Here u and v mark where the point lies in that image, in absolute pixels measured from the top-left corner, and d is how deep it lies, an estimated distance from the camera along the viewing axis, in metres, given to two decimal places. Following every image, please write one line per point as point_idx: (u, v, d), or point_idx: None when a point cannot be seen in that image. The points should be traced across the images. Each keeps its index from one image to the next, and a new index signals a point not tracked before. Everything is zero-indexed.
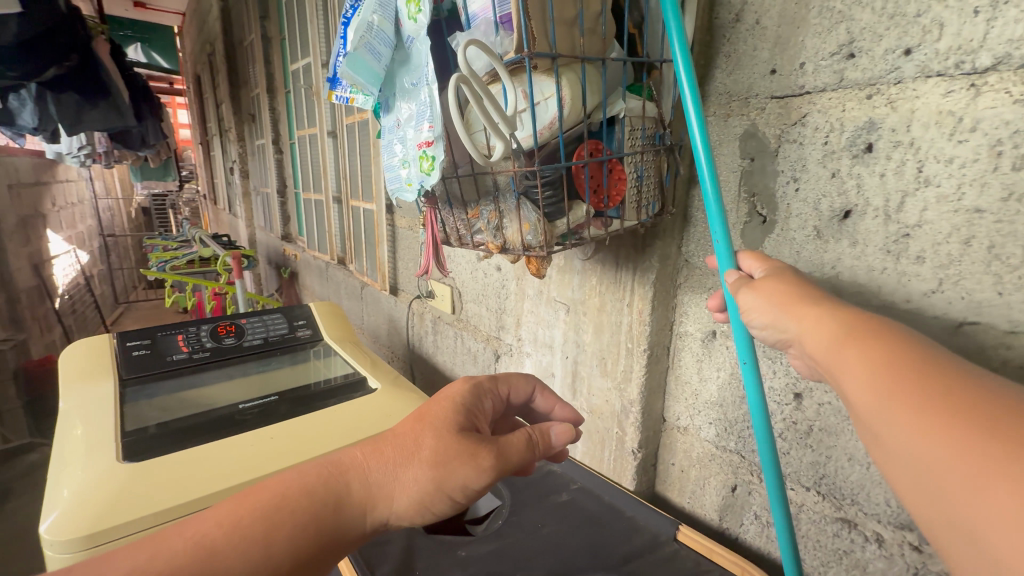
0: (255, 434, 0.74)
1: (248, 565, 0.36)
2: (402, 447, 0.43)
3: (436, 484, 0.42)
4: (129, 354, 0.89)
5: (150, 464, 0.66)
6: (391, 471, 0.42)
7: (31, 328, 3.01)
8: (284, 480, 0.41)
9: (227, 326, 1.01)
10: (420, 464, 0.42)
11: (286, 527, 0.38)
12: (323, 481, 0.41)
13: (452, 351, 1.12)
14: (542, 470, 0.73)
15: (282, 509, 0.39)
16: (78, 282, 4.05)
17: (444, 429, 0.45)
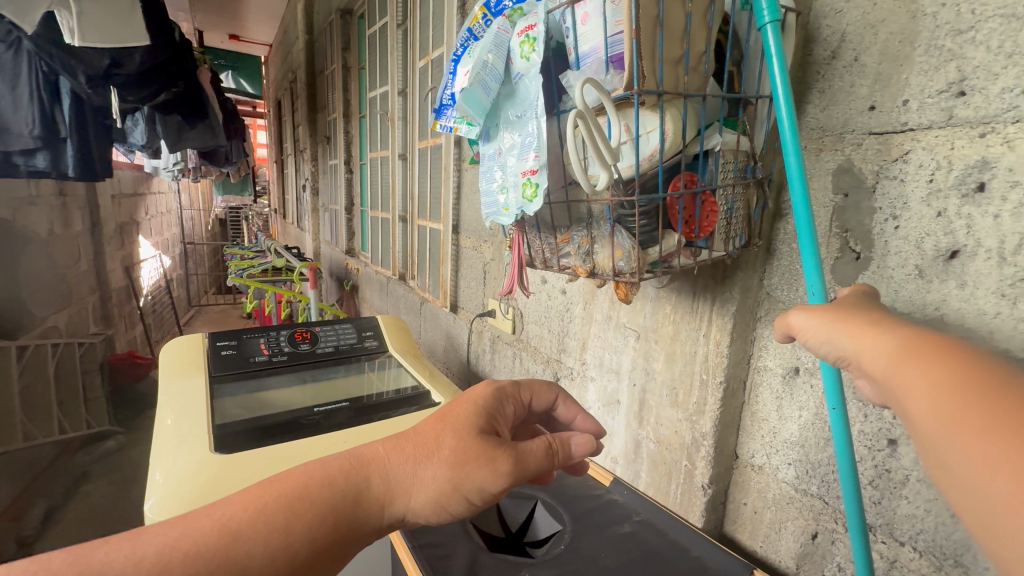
0: (330, 438, 0.79)
1: (267, 552, 0.37)
2: (423, 443, 0.45)
3: (453, 484, 0.43)
4: (218, 352, 0.97)
5: (239, 456, 0.70)
6: (411, 468, 0.44)
7: (118, 324, 3.30)
8: (307, 470, 0.42)
9: (303, 332, 1.08)
10: (439, 463, 0.43)
11: (304, 517, 0.39)
12: (342, 474, 0.42)
13: (510, 371, 1.14)
14: (603, 499, 0.72)
15: (302, 497, 0.40)
16: (160, 284, 4.41)
17: (464, 431, 0.46)
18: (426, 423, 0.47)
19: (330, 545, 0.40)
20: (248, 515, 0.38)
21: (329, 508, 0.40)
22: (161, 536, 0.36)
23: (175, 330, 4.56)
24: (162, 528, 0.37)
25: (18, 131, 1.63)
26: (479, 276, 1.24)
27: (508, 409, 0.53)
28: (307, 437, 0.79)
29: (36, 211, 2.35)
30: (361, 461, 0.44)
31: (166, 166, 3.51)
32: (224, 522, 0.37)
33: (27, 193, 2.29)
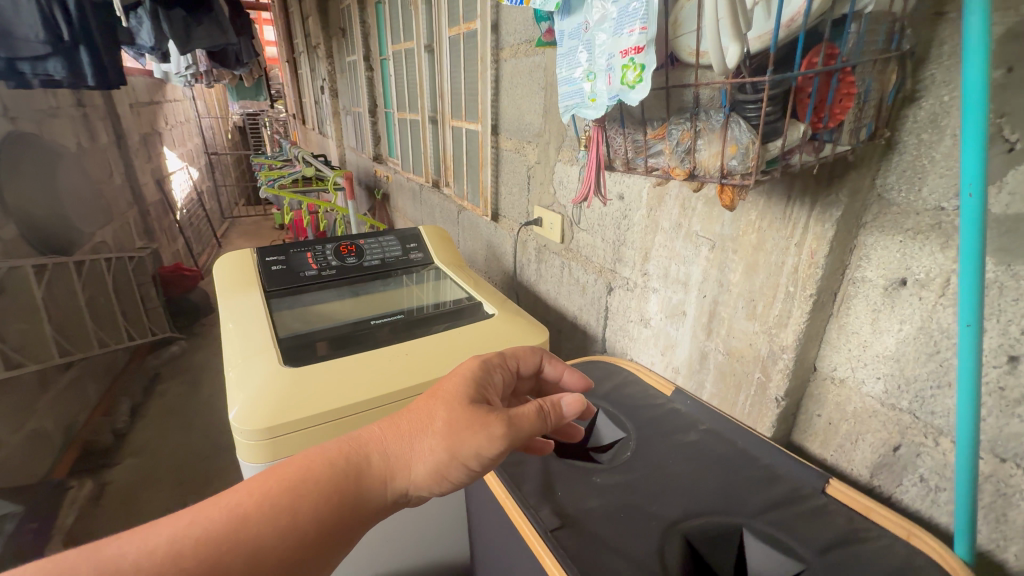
0: (393, 348, 0.79)
1: (275, 532, 0.38)
2: (417, 419, 0.46)
3: (445, 454, 0.43)
4: (268, 268, 0.96)
5: (307, 369, 0.72)
6: (408, 443, 0.45)
7: (161, 238, 3.40)
8: (310, 455, 0.44)
9: (348, 245, 1.06)
10: (433, 435, 0.44)
11: (309, 496, 0.40)
12: (337, 455, 0.43)
13: (558, 281, 1.11)
14: (665, 408, 0.72)
15: (303, 478, 0.41)
16: (192, 197, 4.46)
17: (456, 402, 0.46)
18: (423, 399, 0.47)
19: (340, 523, 0.41)
20: (252, 500, 0.39)
21: (332, 486, 0.42)
22: (170, 524, 0.37)
23: (214, 242, 4.70)
24: (171, 519, 0.38)
25: (24, 35, 1.51)
26: (521, 183, 1.16)
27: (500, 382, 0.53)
28: (368, 349, 0.79)
29: (58, 124, 2.30)
30: (358, 440, 0.45)
31: (178, 70, 3.33)
32: (234, 508, 0.39)
33: (47, 104, 2.23)
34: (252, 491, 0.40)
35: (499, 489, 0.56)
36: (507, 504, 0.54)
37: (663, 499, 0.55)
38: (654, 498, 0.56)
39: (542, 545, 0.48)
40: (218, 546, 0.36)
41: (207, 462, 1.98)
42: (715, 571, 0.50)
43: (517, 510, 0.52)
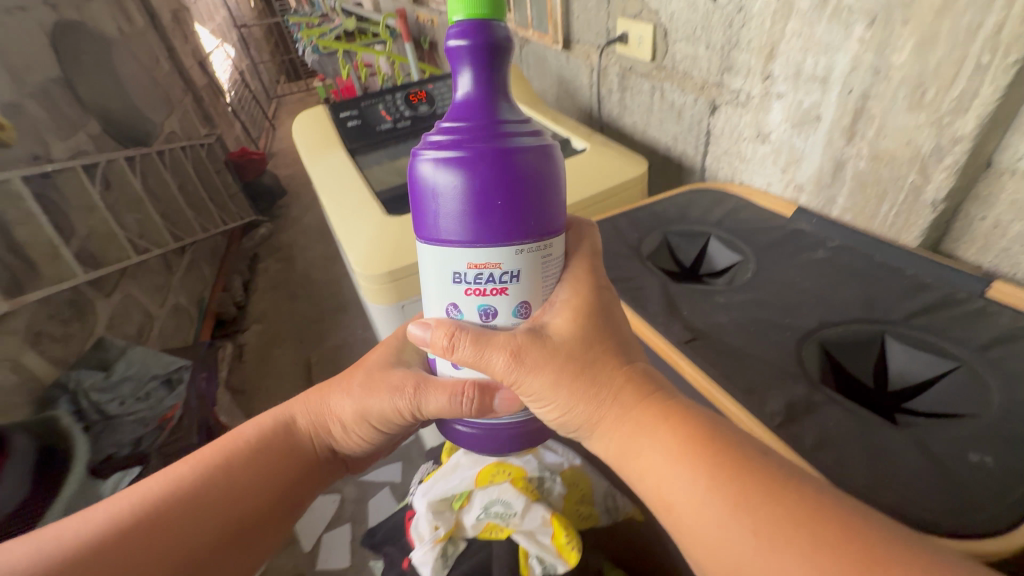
0: None
1: (222, 490, 0.50)
2: (336, 384, 0.58)
3: (364, 412, 0.54)
4: (346, 126, 0.93)
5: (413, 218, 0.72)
6: (325, 405, 0.57)
7: (220, 124, 3.44)
8: (245, 433, 0.55)
9: (417, 93, 1.00)
10: (348, 396, 0.55)
11: (242, 464, 0.52)
12: (271, 428, 0.56)
13: (647, 109, 1.00)
14: (786, 230, 0.67)
15: (238, 453, 0.53)
16: (236, 79, 4.36)
17: (371, 368, 0.56)
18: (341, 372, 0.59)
19: (271, 477, 0.54)
20: (194, 472, 0.50)
21: (268, 455, 0.55)
22: (121, 503, 0.46)
23: (267, 125, 4.70)
24: (118, 498, 0.47)
25: None
26: None
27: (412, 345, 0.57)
28: None
29: (94, 6, 2.21)
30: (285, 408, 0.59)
31: None
32: (185, 481, 0.49)
33: None
34: (188, 466, 0.51)
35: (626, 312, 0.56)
36: (637, 325, 0.54)
37: (796, 312, 0.54)
38: (786, 313, 0.54)
39: (677, 355, 0.49)
40: (167, 509, 0.47)
41: (318, 325, 2.24)
42: (856, 376, 0.50)
43: (650, 329, 0.53)
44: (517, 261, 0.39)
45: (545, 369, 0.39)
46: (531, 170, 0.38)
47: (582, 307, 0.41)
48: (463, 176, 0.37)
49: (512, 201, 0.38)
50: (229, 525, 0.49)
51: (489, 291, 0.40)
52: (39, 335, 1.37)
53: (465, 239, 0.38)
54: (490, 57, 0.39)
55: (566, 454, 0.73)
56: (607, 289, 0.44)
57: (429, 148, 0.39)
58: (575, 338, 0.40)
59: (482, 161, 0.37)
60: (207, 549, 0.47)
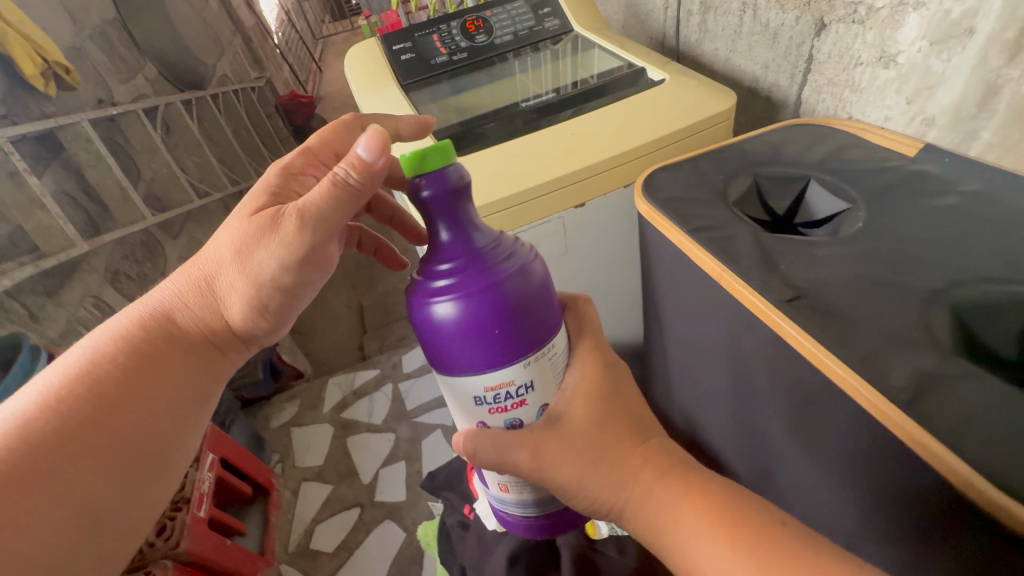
0: (557, 129, 0.70)
1: (97, 388, 0.45)
2: (211, 251, 0.49)
3: (255, 271, 0.47)
4: (399, 59, 0.87)
5: (474, 159, 0.67)
6: (209, 277, 0.49)
7: (269, 67, 3.43)
8: (118, 328, 0.49)
9: (474, 21, 0.91)
10: (227, 254, 0.47)
11: (120, 359, 0.47)
12: (140, 329, 0.49)
13: (734, 32, 0.87)
14: (907, 171, 0.57)
15: (104, 362, 0.46)
16: (283, 19, 4.29)
17: (243, 215, 0.47)
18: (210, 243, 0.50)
19: (157, 372, 0.48)
20: (62, 384, 0.45)
21: (144, 357, 0.48)
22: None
23: (315, 67, 4.66)
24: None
25: None
26: None
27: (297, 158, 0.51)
28: (527, 133, 0.72)
29: None
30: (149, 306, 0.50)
31: None
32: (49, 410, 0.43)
33: None
34: (43, 388, 0.44)
35: (712, 263, 0.50)
36: (725, 278, 0.48)
37: (918, 269, 0.46)
38: (905, 269, 0.46)
39: (780, 315, 0.44)
40: (39, 439, 0.42)
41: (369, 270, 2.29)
42: (993, 347, 0.41)
43: (741, 283, 0.47)
44: (528, 373, 0.48)
45: (568, 465, 0.49)
46: (516, 293, 0.46)
47: (596, 392, 0.52)
48: (462, 309, 0.45)
49: (507, 325, 0.46)
50: (121, 419, 0.45)
51: (511, 406, 0.49)
52: (117, 274, 1.46)
53: (479, 364, 0.46)
54: (456, 213, 0.46)
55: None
56: (612, 373, 0.54)
57: (429, 288, 0.46)
58: (590, 423, 0.50)
59: (478, 301, 0.45)
60: (108, 456, 0.44)
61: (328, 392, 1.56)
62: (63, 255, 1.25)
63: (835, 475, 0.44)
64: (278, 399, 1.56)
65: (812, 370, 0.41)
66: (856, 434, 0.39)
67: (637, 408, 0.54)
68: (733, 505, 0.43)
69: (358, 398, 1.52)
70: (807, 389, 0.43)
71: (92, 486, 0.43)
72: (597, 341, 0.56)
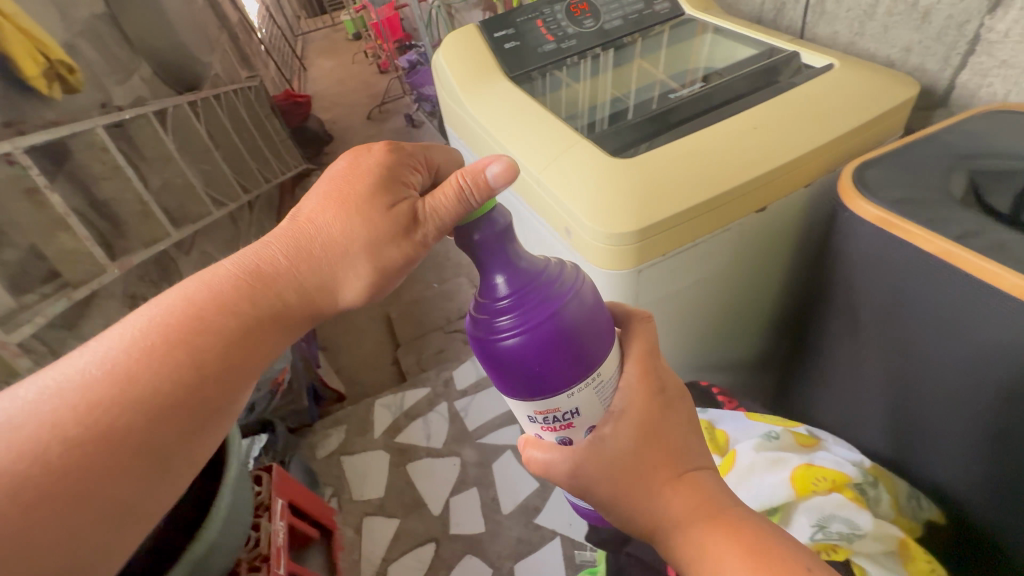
0: (733, 121, 0.60)
1: (177, 375, 0.38)
2: (334, 235, 0.45)
3: (365, 262, 0.44)
4: (502, 48, 0.78)
5: (646, 158, 0.58)
6: (329, 266, 0.45)
7: (257, 64, 3.24)
8: (203, 296, 0.41)
9: (579, 5, 0.82)
10: (354, 250, 0.44)
11: (212, 343, 0.40)
12: (235, 305, 0.42)
13: (866, 12, 0.81)
14: None
15: (192, 341, 0.39)
16: (263, 14, 4.07)
17: (365, 211, 0.44)
18: (313, 220, 0.45)
19: (246, 336, 0.41)
20: (149, 369, 0.38)
21: (239, 319, 0.42)
22: (60, 408, 0.35)
23: (298, 65, 4.45)
24: (57, 397, 0.36)
25: None
26: None
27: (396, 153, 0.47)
28: (693, 126, 0.62)
29: None
30: (242, 258, 0.44)
31: None
32: (139, 358, 0.38)
33: None
34: (107, 364, 0.37)
35: (1015, 278, 0.43)
36: None
37: None
38: None
39: None
40: (123, 394, 0.36)
41: None
42: None
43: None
44: (575, 400, 0.45)
45: (595, 482, 0.45)
46: (583, 319, 0.43)
47: (642, 421, 0.45)
48: (527, 341, 0.42)
49: (570, 351, 0.43)
50: (205, 414, 0.39)
51: (559, 426, 0.47)
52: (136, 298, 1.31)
53: (538, 393, 0.45)
54: (510, 250, 0.43)
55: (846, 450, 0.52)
56: (662, 400, 0.47)
57: (488, 319, 0.44)
58: (628, 451, 0.44)
59: (542, 341, 0.42)
60: (183, 425, 0.38)
61: (377, 414, 1.45)
62: (92, 284, 1.15)
63: None
64: (322, 425, 1.44)
65: None
66: None
67: (691, 436, 0.47)
68: (770, 548, 0.39)
69: (411, 420, 1.42)
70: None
71: (158, 454, 0.37)
72: (652, 365, 0.49)
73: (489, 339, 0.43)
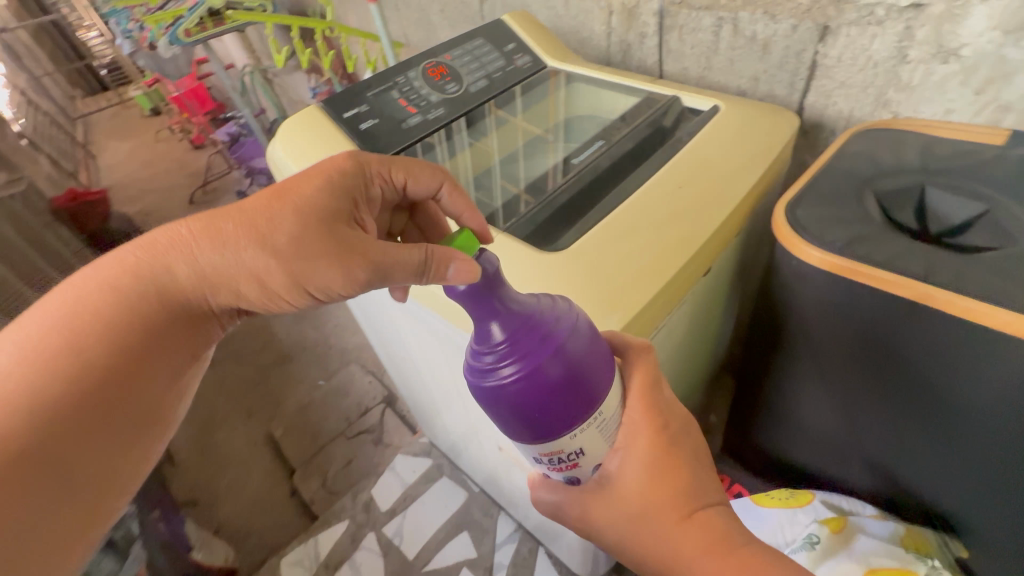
0: (655, 186, 0.55)
1: (53, 386, 0.41)
2: (245, 225, 0.43)
3: (299, 279, 0.41)
4: (359, 130, 0.64)
5: (583, 251, 0.49)
6: (234, 258, 0.43)
7: (19, 163, 2.57)
8: (90, 290, 0.44)
9: (435, 67, 0.72)
10: (267, 251, 0.42)
11: (92, 343, 0.43)
12: (132, 293, 0.44)
13: (708, 48, 0.83)
14: (1011, 159, 0.56)
15: (71, 346, 0.42)
16: (18, 100, 3.29)
17: (308, 218, 0.42)
18: (233, 210, 0.44)
19: (158, 335, 0.46)
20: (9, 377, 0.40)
21: (136, 316, 0.44)
22: None
23: (79, 154, 3.67)
24: None
25: None
26: None
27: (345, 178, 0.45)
28: (614, 198, 0.55)
29: None
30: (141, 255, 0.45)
31: None
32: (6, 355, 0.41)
33: None
34: None
35: (1008, 313, 0.40)
36: (940, 297, 0.43)
37: None
38: None
39: None
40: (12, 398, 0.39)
41: (261, 386, 1.79)
42: None
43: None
44: (578, 441, 0.39)
45: (605, 518, 0.45)
46: (588, 355, 0.38)
47: (648, 466, 0.42)
48: (526, 386, 0.37)
49: (575, 397, 0.38)
50: (82, 416, 0.41)
51: (564, 467, 0.42)
52: None
53: (538, 438, 0.39)
54: (495, 294, 0.37)
55: (855, 504, 0.62)
56: (668, 440, 0.43)
57: (490, 368, 0.38)
58: (634, 496, 0.43)
59: (556, 387, 0.36)
60: (111, 406, 0.43)
61: None
62: None
63: None
64: None
65: None
66: None
67: (697, 471, 0.44)
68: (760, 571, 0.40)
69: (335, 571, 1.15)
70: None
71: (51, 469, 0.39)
72: (656, 401, 0.43)
73: (491, 373, 0.37)
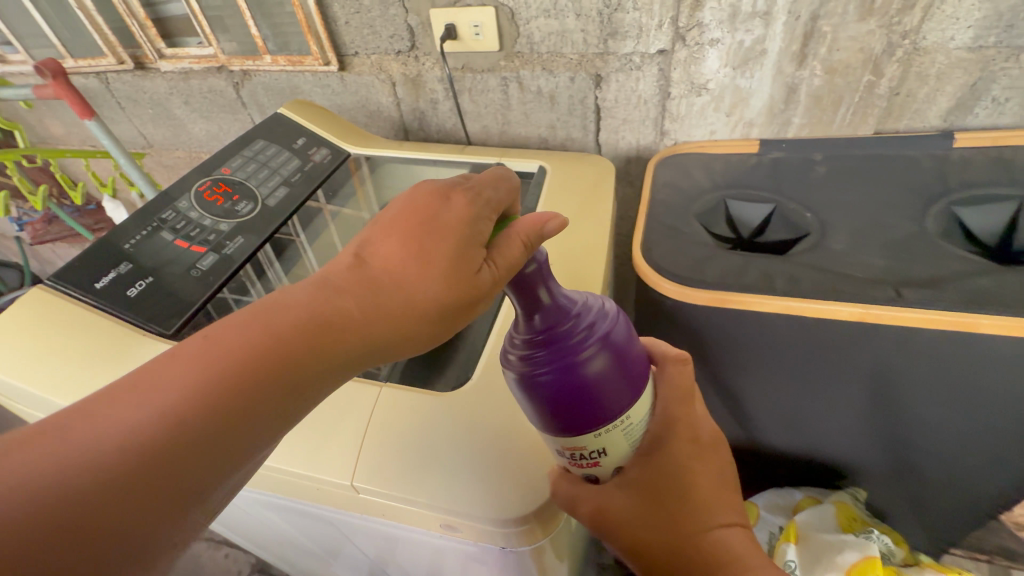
0: None
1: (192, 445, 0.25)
2: (431, 240, 0.31)
3: (446, 304, 0.31)
4: (125, 299, 0.48)
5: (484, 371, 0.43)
6: (404, 286, 0.31)
7: None
8: (273, 304, 0.29)
9: (216, 186, 0.59)
10: (433, 270, 0.31)
11: (253, 389, 0.27)
12: (309, 324, 0.29)
13: (500, 107, 0.84)
14: (769, 162, 0.68)
15: (227, 385, 0.26)
16: None
17: (466, 231, 0.32)
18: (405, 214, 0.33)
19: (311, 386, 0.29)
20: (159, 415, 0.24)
21: (304, 357, 0.29)
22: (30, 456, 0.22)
23: None
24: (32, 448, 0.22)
25: None
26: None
27: (499, 191, 0.35)
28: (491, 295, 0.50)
29: None
30: (360, 255, 0.32)
31: None
32: (179, 383, 0.25)
33: None
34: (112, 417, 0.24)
35: (849, 307, 0.47)
36: (791, 305, 0.49)
37: (887, 219, 0.57)
38: (883, 227, 0.56)
39: (878, 312, 0.47)
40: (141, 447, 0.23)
41: None
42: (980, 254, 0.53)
43: (900, 307, 0.46)
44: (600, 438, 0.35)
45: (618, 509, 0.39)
46: (629, 345, 0.35)
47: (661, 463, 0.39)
48: (561, 376, 0.33)
49: (616, 384, 0.35)
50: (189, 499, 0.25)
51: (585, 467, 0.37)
52: None
53: (564, 433, 0.34)
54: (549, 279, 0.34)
55: (786, 494, 0.68)
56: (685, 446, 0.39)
57: (524, 353, 0.34)
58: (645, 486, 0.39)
59: (599, 378, 0.34)
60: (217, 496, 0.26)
61: None
62: None
63: (939, 409, 0.51)
64: None
65: (953, 340, 0.46)
66: (972, 369, 0.47)
67: (714, 485, 0.40)
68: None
69: None
70: (995, 367, 0.46)
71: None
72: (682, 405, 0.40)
73: (531, 352, 0.34)
